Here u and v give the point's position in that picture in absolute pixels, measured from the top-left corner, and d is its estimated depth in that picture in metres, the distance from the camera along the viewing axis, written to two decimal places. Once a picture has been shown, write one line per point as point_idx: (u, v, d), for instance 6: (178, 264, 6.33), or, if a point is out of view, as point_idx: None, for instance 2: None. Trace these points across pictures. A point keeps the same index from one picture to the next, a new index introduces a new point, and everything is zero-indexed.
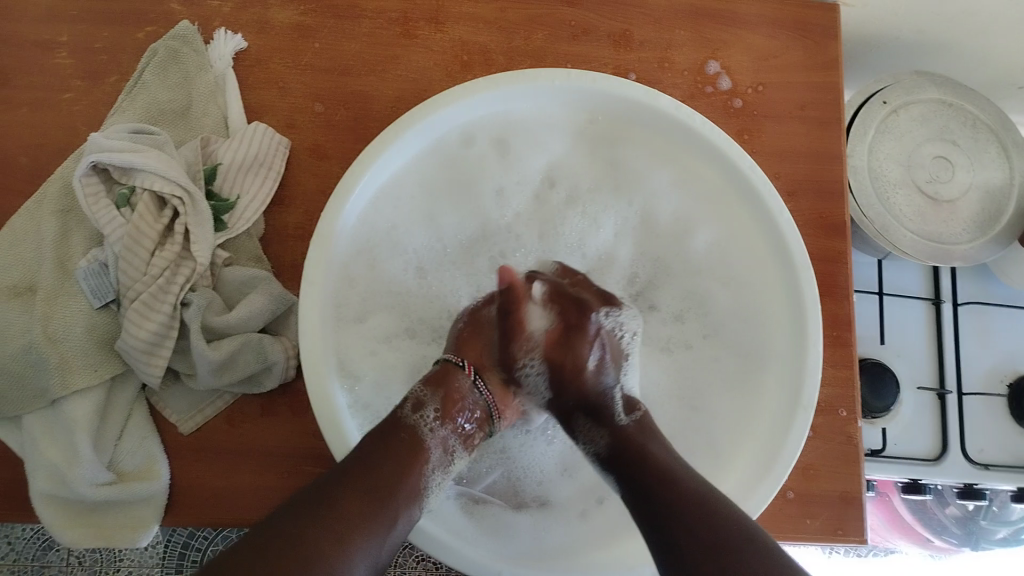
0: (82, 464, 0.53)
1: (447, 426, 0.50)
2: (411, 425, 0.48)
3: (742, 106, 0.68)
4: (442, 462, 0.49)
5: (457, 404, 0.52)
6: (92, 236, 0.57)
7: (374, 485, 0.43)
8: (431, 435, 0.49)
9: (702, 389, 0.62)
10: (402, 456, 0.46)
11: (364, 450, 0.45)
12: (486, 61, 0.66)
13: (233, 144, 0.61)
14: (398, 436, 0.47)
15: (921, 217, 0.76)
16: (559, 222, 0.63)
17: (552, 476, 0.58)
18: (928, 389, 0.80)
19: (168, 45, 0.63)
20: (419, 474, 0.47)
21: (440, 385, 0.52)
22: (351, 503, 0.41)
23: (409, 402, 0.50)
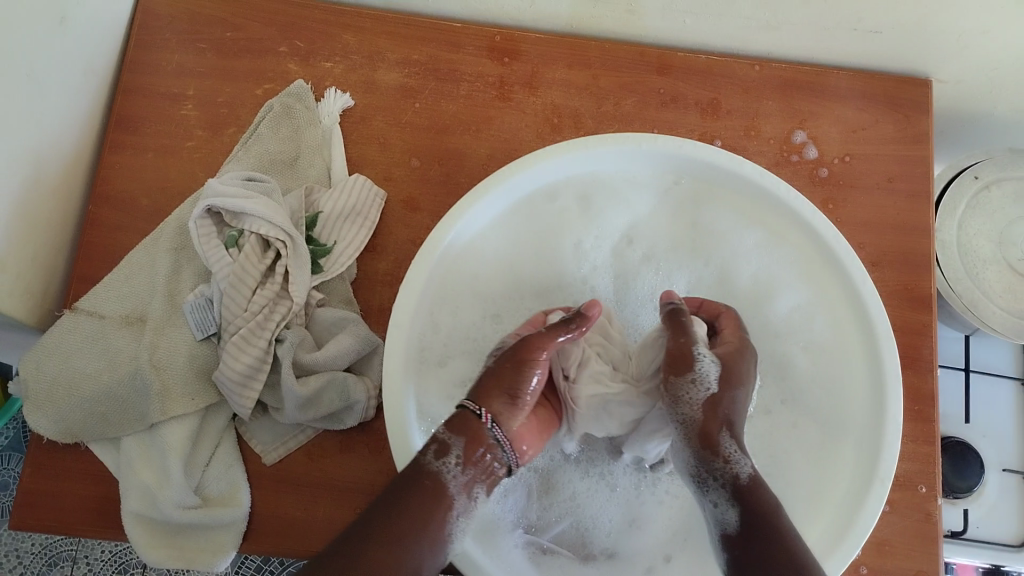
0: (171, 487, 0.56)
1: (469, 472, 0.49)
2: (434, 472, 0.48)
3: (828, 176, 0.68)
4: (465, 507, 0.49)
5: (482, 447, 0.50)
6: (200, 272, 0.62)
7: (393, 539, 0.45)
8: (453, 482, 0.48)
9: (779, 457, 0.59)
10: (425, 506, 0.47)
11: (393, 498, 0.47)
12: (576, 122, 0.69)
13: (334, 194, 0.65)
14: (421, 485, 0.47)
15: (1012, 295, 0.73)
16: (631, 278, 0.63)
17: (621, 528, 0.57)
18: (1014, 471, 0.77)
19: (283, 102, 0.68)
20: (442, 520, 0.47)
21: (467, 429, 0.50)
22: (374, 556, 0.44)
23: (433, 445, 0.49)
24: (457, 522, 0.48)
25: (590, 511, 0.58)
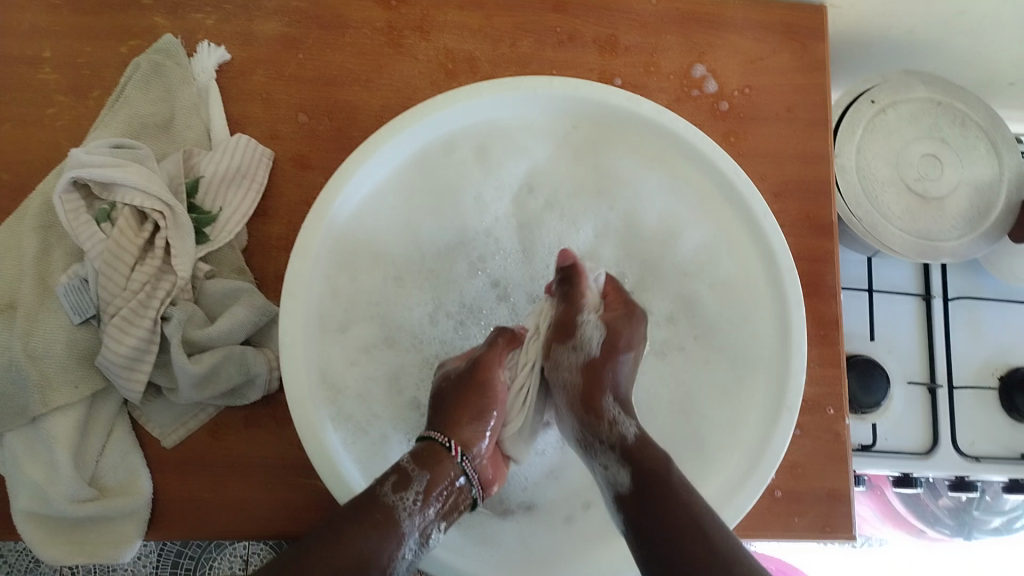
0: (61, 482, 0.53)
1: (427, 510, 0.46)
2: (388, 506, 0.44)
3: (728, 109, 0.68)
4: (416, 547, 0.45)
5: (445, 486, 0.47)
6: (72, 251, 0.57)
7: (334, 573, 0.40)
8: (408, 518, 0.45)
9: (692, 394, 0.60)
10: (375, 539, 0.42)
11: (338, 527, 0.42)
12: (472, 67, 0.66)
13: (215, 156, 0.61)
14: (370, 516, 0.43)
15: (910, 215, 0.75)
16: (536, 227, 0.62)
17: (538, 480, 0.56)
18: (918, 383, 0.79)
19: (151, 59, 0.63)
20: (389, 559, 0.43)
21: (429, 465, 0.48)
22: None
23: (393, 475, 0.46)
24: (403, 561, 0.44)
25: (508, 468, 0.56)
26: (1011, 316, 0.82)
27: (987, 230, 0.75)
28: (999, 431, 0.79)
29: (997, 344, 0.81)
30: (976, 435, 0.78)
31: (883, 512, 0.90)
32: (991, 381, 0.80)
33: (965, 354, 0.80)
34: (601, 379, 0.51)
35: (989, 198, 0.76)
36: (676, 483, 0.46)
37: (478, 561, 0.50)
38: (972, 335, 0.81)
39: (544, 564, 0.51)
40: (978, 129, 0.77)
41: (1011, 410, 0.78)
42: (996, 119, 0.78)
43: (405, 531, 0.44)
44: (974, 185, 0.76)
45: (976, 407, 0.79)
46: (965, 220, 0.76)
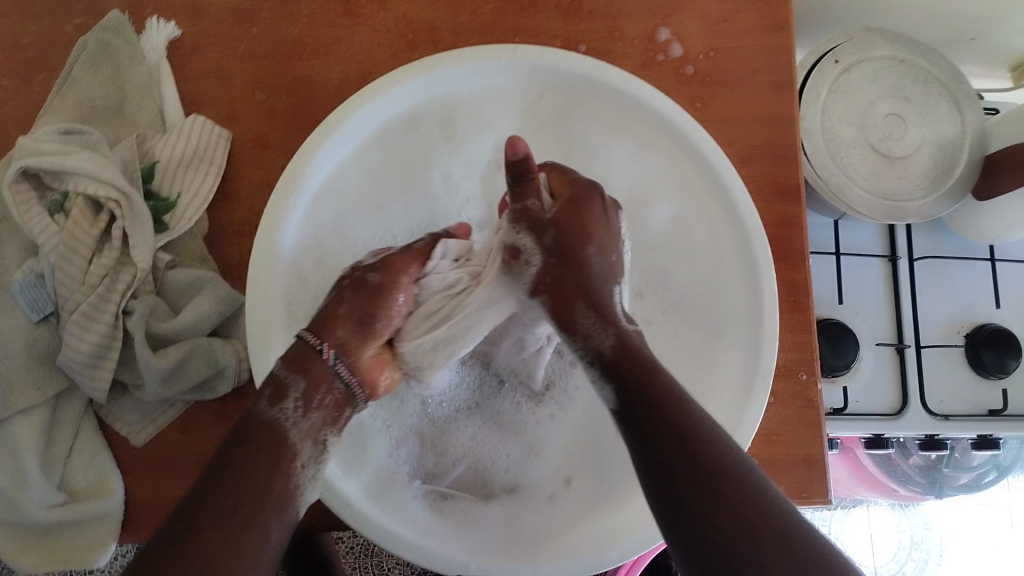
0: (31, 488, 0.52)
1: (314, 414, 0.45)
2: (271, 421, 0.44)
3: (695, 74, 0.67)
4: (314, 452, 0.45)
5: (325, 387, 0.46)
6: (27, 244, 0.55)
7: (236, 507, 0.39)
8: (293, 429, 0.44)
9: (666, 365, 0.59)
10: (262, 460, 0.42)
11: (228, 462, 0.41)
12: (432, 37, 0.64)
13: (171, 139, 0.59)
14: (250, 441, 0.42)
15: (876, 176, 0.76)
16: None
17: (518, 459, 0.56)
18: (887, 344, 0.81)
19: (98, 38, 0.60)
20: (289, 475, 0.43)
21: (304, 368, 0.46)
22: (215, 535, 0.38)
23: (268, 390, 0.45)
24: (304, 470, 0.44)
25: (485, 450, 0.56)
26: (974, 274, 0.83)
27: (951, 187, 0.76)
28: (964, 387, 0.81)
29: (959, 300, 0.82)
30: (943, 393, 0.80)
31: (855, 472, 0.95)
32: (956, 338, 0.81)
33: (930, 311, 0.82)
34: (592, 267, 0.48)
35: (953, 156, 0.76)
36: (681, 417, 0.41)
37: (458, 545, 0.50)
38: (936, 291, 0.82)
39: (525, 544, 0.51)
40: (940, 85, 0.78)
41: (977, 367, 0.80)
42: (958, 74, 0.78)
43: (298, 445, 0.44)
44: (938, 143, 0.77)
45: (942, 365, 0.81)
46: (929, 179, 0.76)
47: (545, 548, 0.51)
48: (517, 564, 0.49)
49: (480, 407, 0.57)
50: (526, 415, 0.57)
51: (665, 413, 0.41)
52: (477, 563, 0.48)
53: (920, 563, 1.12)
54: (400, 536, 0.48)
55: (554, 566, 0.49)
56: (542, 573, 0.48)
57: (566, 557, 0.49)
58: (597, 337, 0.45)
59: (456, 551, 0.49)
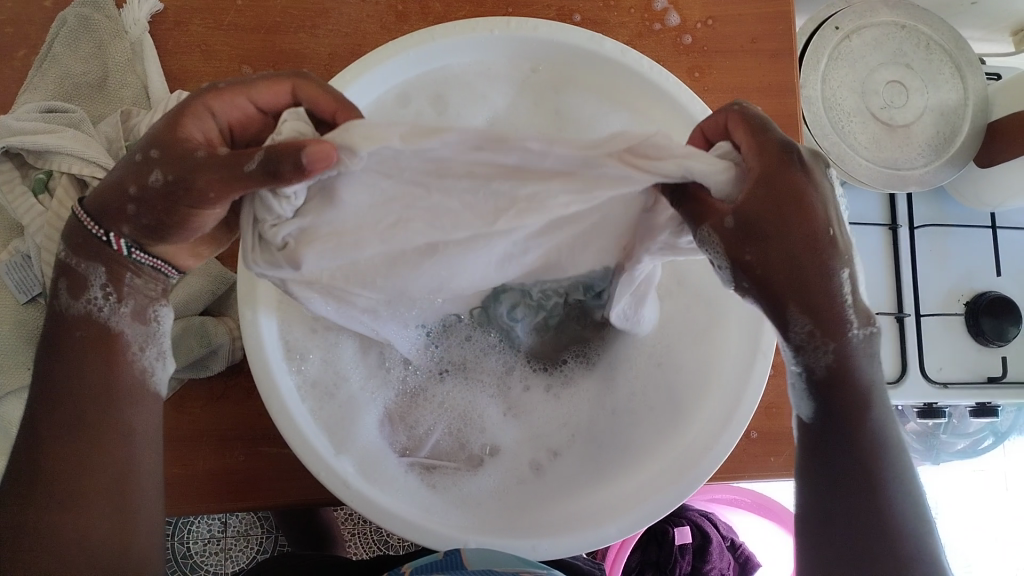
0: None
1: (125, 303, 0.44)
2: (83, 315, 0.44)
3: (692, 42, 0.65)
4: (145, 333, 0.46)
5: (126, 275, 0.44)
6: (12, 225, 0.54)
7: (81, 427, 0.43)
8: (111, 318, 0.44)
9: (670, 345, 0.57)
10: (91, 361, 0.44)
11: (61, 378, 0.43)
12: (423, 7, 0.62)
13: (154, 114, 0.56)
14: (75, 342, 0.44)
15: (876, 145, 0.74)
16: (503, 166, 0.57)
17: (495, 420, 0.57)
18: (886, 313, 0.80)
19: (79, 12, 0.59)
20: (123, 370, 0.45)
21: (97, 255, 0.43)
22: (62, 457, 0.42)
23: (66, 280, 0.43)
24: (143, 353, 0.45)
25: (467, 404, 0.58)
26: (976, 242, 0.82)
27: (953, 155, 0.74)
28: (965, 356, 0.80)
29: (961, 268, 0.82)
30: (943, 361, 0.80)
31: None
32: (956, 307, 0.81)
33: (931, 280, 0.81)
34: (799, 295, 0.39)
35: (955, 124, 0.75)
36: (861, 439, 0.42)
37: (453, 523, 0.49)
38: (936, 258, 0.81)
39: (518, 517, 0.51)
40: (942, 51, 0.76)
41: (977, 336, 0.79)
42: (961, 40, 0.76)
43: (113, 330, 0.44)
44: (940, 111, 0.75)
45: (942, 334, 0.80)
46: (931, 147, 0.75)
47: (539, 521, 0.50)
48: (508, 536, 0.48)
49: (468, 365, 0.58)
50: (514, 380, 0.58)
51: (847, 454, 0.42)
52: (476, 539, 0.47)
53: None
54: (392, 510, 0.47)
55: (556, 541, 0.47)
56: (542, 547, 0.47)
57: (565, 529, 0.49)
58: (809, 358, 0.41)
59: (453, 528, 0.48)
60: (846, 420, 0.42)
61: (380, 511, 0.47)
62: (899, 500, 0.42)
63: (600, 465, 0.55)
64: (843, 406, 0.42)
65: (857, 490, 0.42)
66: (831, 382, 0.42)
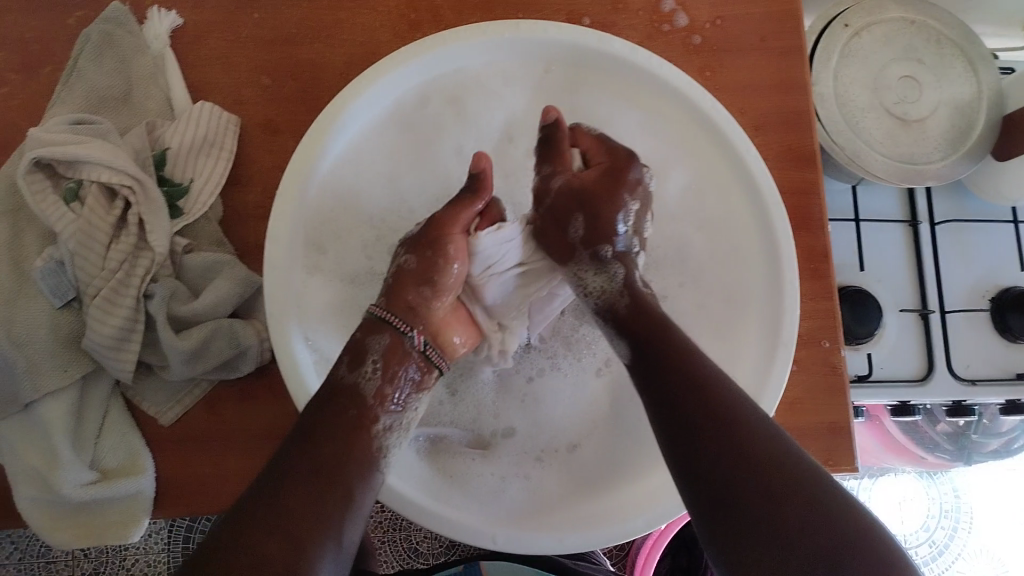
0: (64, 467, 0.52)
1: (391, 379, 0.48)
2: (352, 384, 0.46)
3: (701, 43, 0.65)
4: (393, 417, 0.47)
5: (400, 353, 0.49)
6: (44, 233, 0.55)
7: (315, 473, 0.41)
8: (369, 389, 0.47)
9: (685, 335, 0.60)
10: (342, 424, 0.44)
11: (314, 416, 0.44)
12: (435, 16, 0.62)
13: (180, 126, 0.59)
14: (334, 406, 0.45)
15: (892, 140, 0.75)
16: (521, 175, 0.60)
17: (531, 425, 0.57)
18: (910, 310, 0.79)
19: (101, 29, 0.61)
20: (370, 439, 0.45)
21: (380, 331, 0.49)
22: (294, 490, 0.40)
23: (370, 336, 0.49)
24: (385, 433, 0.46)
25: (511, 421, 0.57)
26: (997, 237, 0.82)
27: (969, 149, 0.75)
28: (990, 350, 0.79)
29: (984, 263, 0.81)
30: (971, 358, 0.79)
31: (883, 441, 0.93)
32: (981, 303, 0.80)
33: (952, 273, 0.80)
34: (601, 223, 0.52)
35: (969, 117, 0.76)
36: (686, 380, 0.43)
37: (480, 515, 0.49)
38: (956, 254, 0.81)
39: (547, 511, 0.52)
40: (952, 46, 0.77)
41: (1005, 333, 0.78)
42: (971, 35, 0.77)
43: (378, 408, 0.47)
44: (953, 105, 0.76)
45: (968, 330, 0.79)
46: (947, 140, 0.75)
47: (571, 517, 0.50)
48: (537, 530, 0.49)
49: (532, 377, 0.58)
50: (514, 392, 0.58)
51: (684, 396, 0.43)
52: (504, 534, 0.48)
53: (949, 532, 1.11)
54: (418, 503, 0.48)
55: (582, 534, 0.48)
56: (568, 541, 0.48)
57: (594, 524, 0.49)
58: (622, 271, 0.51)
59: (479, 522, 0.48)
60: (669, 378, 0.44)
61: (401, 501, 0.48)
62: (766, 427, 0.41)
63: (619, 457, 0.56)
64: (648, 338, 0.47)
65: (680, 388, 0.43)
66: (645, 297, 0.49)
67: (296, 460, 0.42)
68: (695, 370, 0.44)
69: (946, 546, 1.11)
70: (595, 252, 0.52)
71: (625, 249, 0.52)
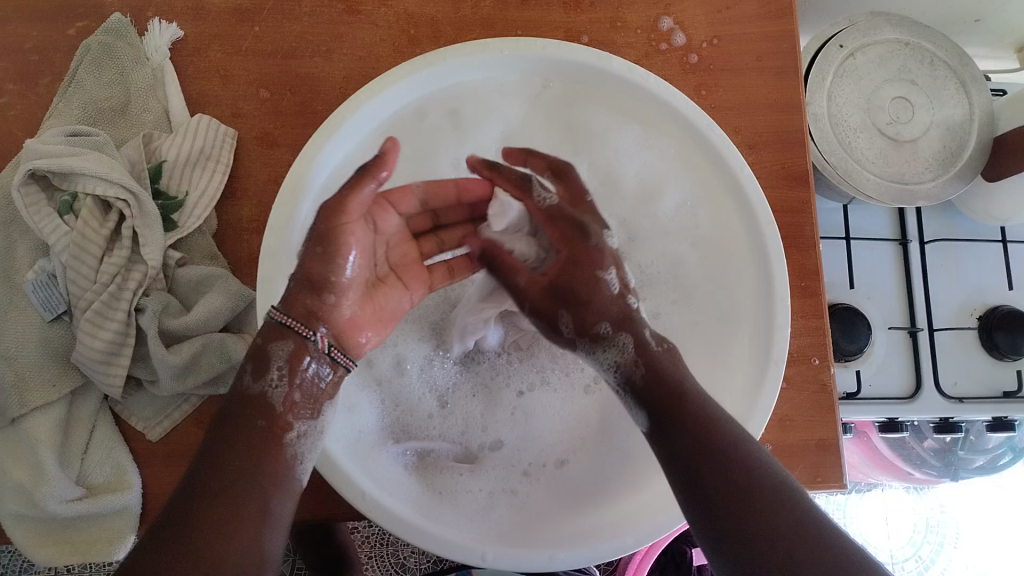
0: (49, 482, 0.52)
1: (294, 384, 0.47)
2: (257, 395, 0.46)
3: (698, 62, 0.65)
4: (308, 423, 0.47)
5: (306, 356, 0.48)
6: (38, 245, 0.56)
7: (228, 489, 0.42)
8: (278, 399, 0.46)
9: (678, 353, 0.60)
10: (257, 439, 0.45)
11: (229, 433, 0.44)
12: (435, 32, 0.63)
13: (176, 139, 0.59)
14: (242, 419, 0.45)
15: (884, 159, 0.75)
16: None
17: (518, 441, 0.58)
18: (899, 328, 0.80)
19: (101, 41, 0.61)
20: (281, 451, 0.45)
21: (287, 336, 0.47)
22: (208, 508, 0.41)
23: (277, 343, 0.47)
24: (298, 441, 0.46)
25: (497, 434, 0.58)
26: (988, 256, 0.82)
27: (960, 169, 0.76)
28: (979, 369, 0.79)
29: (974, 282, 0.81)
30: (958, 375, 0.79)
31: (869, 456, 0.94)
32: (970, 322, 0.80)
33: (943, 292, 0.81)
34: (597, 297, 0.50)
35: (960, 138, 0.76)
36: (694, 402, 0.45)
37: (470, 533, 0.49)
38: (947, 273, 0.81)
39: (538, 527, 0.51)
40: (946, 68, 0.78)
41: (991, 350, 0.78)
42: (965, 57, 0.78)
43: (289, 415, 0.46)
44: (945, 126, 0.77)
45: (957, 349, 0.80)
46: (938, 161, 0.76)
47: (564, 534, 0.50)
48: (527, 547, 0.48)
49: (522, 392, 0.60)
50: (502, 409, 0.59)
51: (685, 418, 0.44)
52: (493, 550, 0.48)
53: (936, 546, 1.11)
54: (406, 520, 0.48)
55: (571, 551, 0.48)
56: (559, 557, 0.48)
57: (584, 542, 0.49)
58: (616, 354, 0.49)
59: (469, 540, 0.48)
60: (669, 402, 0.45)
61: (389, 517, 0.47)
62: (760, 456, 0.43)
63: (608, 476, 0.56)
64: (658, 384, 0.46)
65: (677, 411, 0.45)
66: (659, 361, 0.47)
67: (208, 473, 0.42)
68: (689, 400, 0.45)
69: (932, 562, 1.11)
70: (595, 331, 0.50)
71: (625, 316, 0.50)
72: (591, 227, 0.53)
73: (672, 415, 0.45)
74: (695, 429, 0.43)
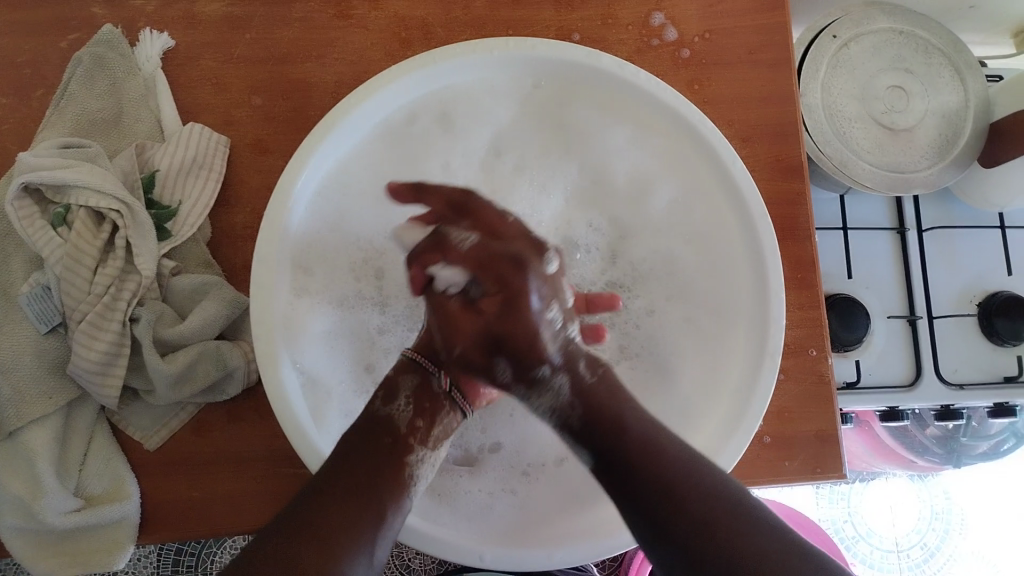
0: (47, 494, 0.52)
1: (421, 418, 0.50)
2: (384, 416, 0.49)
3: (690, 56, 0.65)
4: (427, 456, 0.49)
5: (430, 391, 0.51)
6: (32, 259, 0.56)
7: (351, 492, 0.44)
8: (405, 425, 0.49)
9: (675, 350, 0.60)
10: (380, 450, 0.46)
11: (346, 450, 0.46)
12: (426, 34, 0.63)
13: (169, 148, 0.59)
14: (369, 434, 0.47)
15: (880, 149, 0.75)
16: (508, 192, 0.61)
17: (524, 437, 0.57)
18: (898, 317, 0.80)
19: (93, 52, 0.61)
20: (404, 469, 0.47)
21: (417, 374, 0.51)
22: (334, 508, 0.43)
23: (409, 381, 0.51)
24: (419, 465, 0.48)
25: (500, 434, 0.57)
26: (987, 243, 0.82)
27: (956, 157, 0.75)
28: (981, 356, 0.79)
29: (974, 269, 0.81)
30: (960, 363, 0.79)
31: (872, 445, 0.94)
32: (971, 309, 0.80)
33: (943, 280, 0.81)
34: (520, 334, 0.50)
35: (956, 125, 0.76)
36: (637, 433, 0.45)
37: (470, 534, 0.49)
38: (947, 261, 0.81)
39: (535, 526, 0.51)
40: (941, 55, 0.77)
41: (992, 337, 0.78)
42: (959, 44, 0.78)
43: (412, 438, 0.49)
44: (941, 114, 0.76)
45: (958, 337, 0.79)
46: (935, 149, 0.76)
47: (564, 531, 0.50)
48: (524, 547, 0.48)
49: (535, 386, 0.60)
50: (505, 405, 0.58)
51: (635, 462, 0.43)
52: (492, 551, 0.48)
53: (942, 533, 1.11)
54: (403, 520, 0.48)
55: (570, 550, 0.48)
56: (557, 556, 0.48)
57: (580, 540, 0.49)
58: (546, 386, 0.49)
59: (467, 541, 0.48)
60: (617, 448, 0.44)
61: None
62: (719, 480, 0.42)
63: None
64: (601, 428, 0.46)
65: (626, 457, 0.44)
66: (594, 392, 0.47)
67: (329, 480, 0.44)
68: (634, 436, 0.44)
69: (938, 549, 1.11)
70: (534, 374, 0.50)
71: (565, 354, 0.50)
72: (528, 259, 0.51)
73: (625, 464, 0.44)
74: (645, 469, 0.43)
